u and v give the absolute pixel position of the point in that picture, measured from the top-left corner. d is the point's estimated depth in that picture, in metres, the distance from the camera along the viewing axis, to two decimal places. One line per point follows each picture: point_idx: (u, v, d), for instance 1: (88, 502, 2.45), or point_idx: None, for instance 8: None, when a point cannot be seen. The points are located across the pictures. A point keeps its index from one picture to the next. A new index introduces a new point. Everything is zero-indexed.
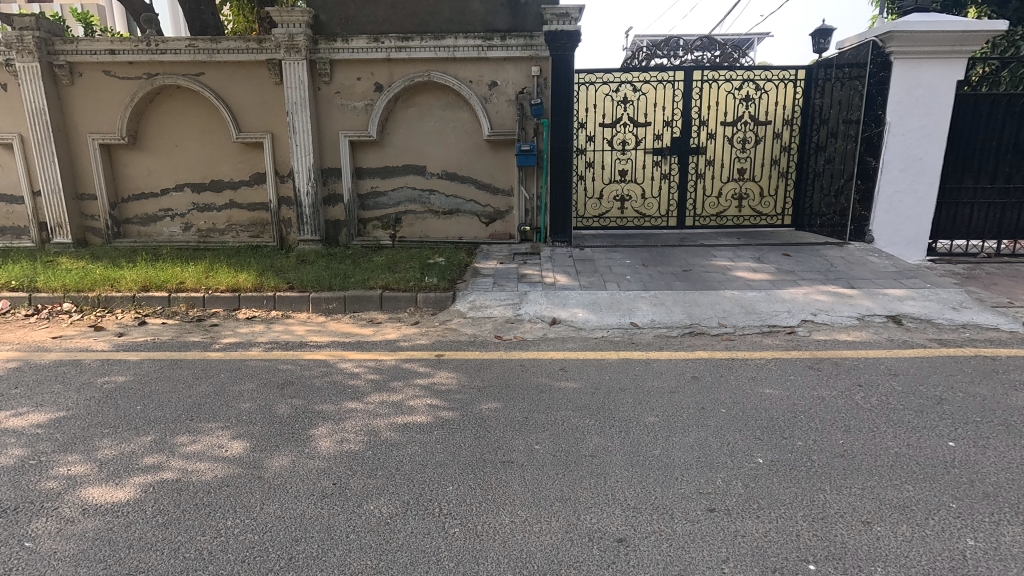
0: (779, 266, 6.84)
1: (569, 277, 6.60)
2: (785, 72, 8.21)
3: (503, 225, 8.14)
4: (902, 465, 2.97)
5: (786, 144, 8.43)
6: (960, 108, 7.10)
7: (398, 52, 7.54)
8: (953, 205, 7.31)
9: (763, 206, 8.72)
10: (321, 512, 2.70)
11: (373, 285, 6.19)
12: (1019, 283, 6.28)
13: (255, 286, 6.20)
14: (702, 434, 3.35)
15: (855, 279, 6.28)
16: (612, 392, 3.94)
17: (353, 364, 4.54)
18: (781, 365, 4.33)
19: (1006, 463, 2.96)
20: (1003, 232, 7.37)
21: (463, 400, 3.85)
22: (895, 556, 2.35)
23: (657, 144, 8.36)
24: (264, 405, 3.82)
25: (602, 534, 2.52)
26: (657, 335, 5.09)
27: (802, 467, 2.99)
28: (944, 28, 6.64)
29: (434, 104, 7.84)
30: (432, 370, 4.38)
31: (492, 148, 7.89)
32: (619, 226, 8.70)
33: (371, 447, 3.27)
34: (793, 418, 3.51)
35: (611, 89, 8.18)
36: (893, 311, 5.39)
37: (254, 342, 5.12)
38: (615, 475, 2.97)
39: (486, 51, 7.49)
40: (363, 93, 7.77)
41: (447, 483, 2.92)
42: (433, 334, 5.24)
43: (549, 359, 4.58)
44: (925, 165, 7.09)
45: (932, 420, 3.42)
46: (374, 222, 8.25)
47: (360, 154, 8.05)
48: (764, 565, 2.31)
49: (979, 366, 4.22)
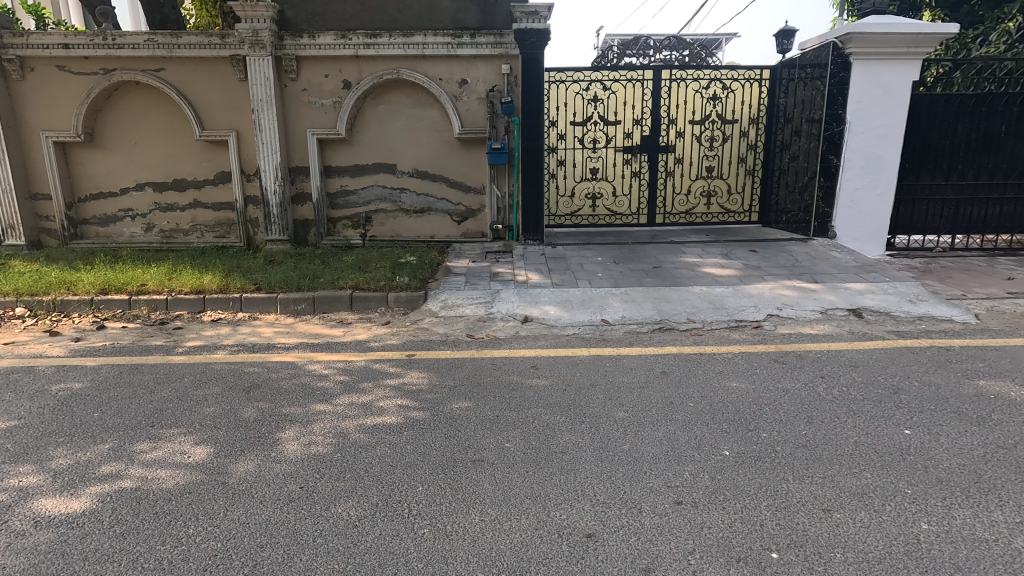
0: (746, 262, 6.98)
1: (541, 275, 6.61)
2: (751, 72, 8.37)
3: (475, 224, 8.12)
4: (861, 454, 3.07)
5: (751, 142, 8.62)
6: (916, 107, 7.35)
7: (367, 49, 7.44)
8: (910, 201, 7.57)
9: (731, 203, 8.86)
10: (288, 517, 2.65)
11: (343, 285, 6.10)
12: (972, 276, 6.54)
13: (220, 287, 6.05)
14: (670, 428, 3.40)
15: (818, 274, 6.46)
16: (583, 388, 3.97)
17: (322, 366, 4.48)
18: (748, 359, 4.42)
19: (959, 450, 3.08)
20: (957, 227, 7.66)
21: (434, 400, 3.83)
22: (854, 542, 2.42)
23: (627, 142, 8.45)
24: (229, 409, 3.73)
25: (572, 531, 2.54)
26: (628, 332, 5.14)
27: (766, 458, 3.06)
28: (900, 29, 6.85)
29: (404, 102, 7.76)
30: (403, 371, 4.34)
31: (463, 146, 7.85)
32: (591, 224, 8.78)
33: (340, 449, 3.23)
34: (758, 411, 3.59)
35: (581, 88, 8.22)
36: (854, 305, 5.55)
37: (219, 344, 5.00)
38: (585, 472, 2.99)
39: (456, 49, 7.45)
40: (331, 91, 7.66)
41: (417, 484, 2.90)
42: (404, 334, 5.20)
43: (521, 357, 4.58)
44: (883, 163, 7.33)
45: (890, 410, 3.54)
46: (344, 222, 8.14)
47: (329, 153, 7.93)
48: (729, 556, 2.36)
49: (934, 356, 4.38)
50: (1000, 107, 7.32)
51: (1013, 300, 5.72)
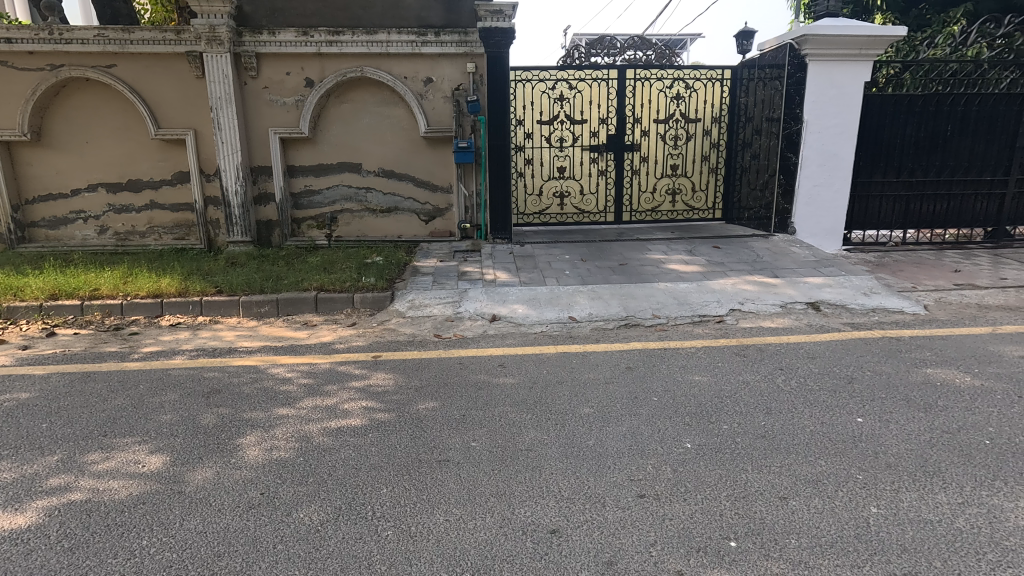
0: (709, 258, 7.12)
1: (509, 273, 6.62)
2: (713, 72, 8.52)
3: (442, 223, 8.08)
4: (817, 442, 3.17)
5: (714, 141, 8.78)
6: (869, 107, 7.61)
7: (329, 46, 7.32)
8: (864, 197, 7.85)
9: (696, 201, 9.00)
10: (247, 524, 2.59)
11: (308, 286, 5.99)
12: (922, 269, 6.82)
13: (179, 290, 5.87)
14: (634, 423, 3.45)
15: (778, 268, 6.64)
16: (550, 385, 4.00)
17: (285, 369, 4.39)
18: (710, 353, 4.51)
19: (906, 435, 3.21)
20: (908, 223, 7.98)
21: (400, 401, 3.80)
22: (808, 528, 2.49)
23: (594, 141, 8.52)
24: (187, 416, 3.62)
25: (536, 527, 2.55)
26: (595, 328, 5.20)
27: (725, 450, 3.13)
28: (852, 32, 7.10)
29: (368, 100, 7.66)
30: (368, 372, 4.29)
31: (429, 145, 7.79)
32: (559, 222, 8.85)
33: (303, 453, 3.18)
34: (719, 403, 3.67)
35: (547, 87, 8.27)
36: (812, 299, 5.72)
37: (178, 349, 4.86)
38: (550, 468, 3.01)
39: (421, 47, 7.39)
40: (293, 89, 7.51)
41: (381, 486, 2.88)
42: (371, 335, 5.14)
43: (488, 356, 4.57)
44: (839, 160, 7.57)
45: (844, 399, 3.67)
46: (309, 222, 8.00)
47: (292, 152, 7.78)
48: (689, 546, 2.41)
49: (886, 347, 4.55)
50: (945, 107, 7.63)
51: (959, 291, 5.99)
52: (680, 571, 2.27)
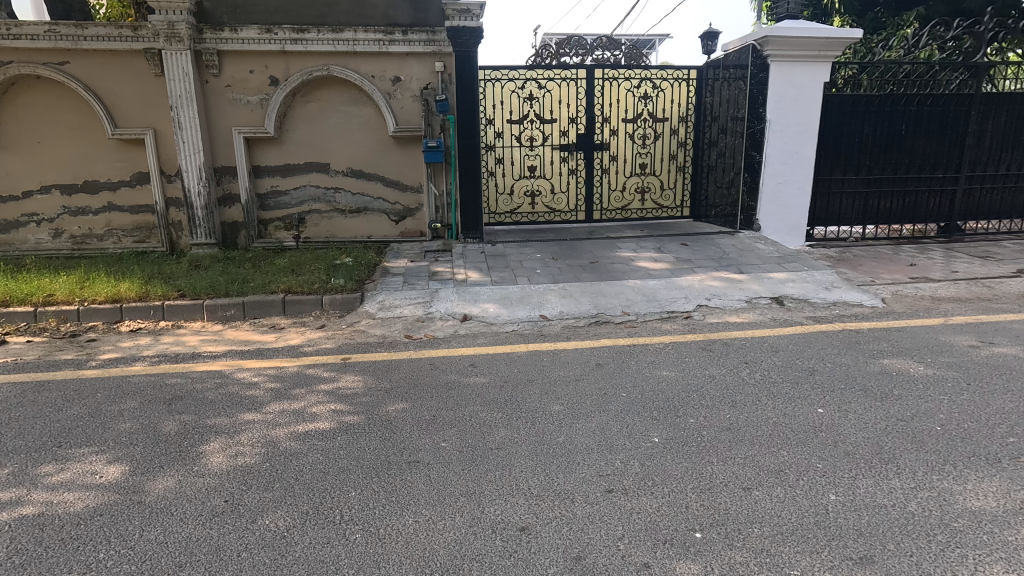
0: (677, 255, 7.23)
1: (481, 273, 6.61)
2: (679, 72, 8.59)
3: (413, 223, 8.02)
4: (780, 432, 3.26)
5: (682, 140, 8.88)
6: (829, 107, 7.83)
7: (294, 44, 7.20)
8: (826, 194, 8.09)
9: (665, 199, 9.12)
10: (210, 533, 2.53)
11: (275, 289, 5.87)
12: (880, 263, 7.06)
13: (139, 295, 5.69)
14: (603, 419, 3.49)
15: (744, 264, 6.79)
16: (520, 383, 4.02)
17: (251, 373, 4.30)
18: (678, 348, 4.59)
19: (864, 424, 3.32)
20: (867, 219, 8.25)
21: (369, 403, 3.76)
22: (770, 516, 2.56)
23: (564, 140, 8.58)
24: (147, 424, 3.51)
25: (505, 525, 2.56)
26: (566, 326, 5.24)
27: (692, 443, 3.19)
28: (811, 34, 7.30)
29: (335, 99, 7.56)
30: (337, 375, 4.23)
31: (398, 144, 7.72)
32: (531, 221, 8.88)
33: (269, 458, 3.12)
34: (687, 397, 3.74)
35: (516, 86, 8.30)
36: (776, 293, 5.87)
37: (138, 356, 4.71)
38: (519, 466, 3.02)
39: (388, 46, 7.32)
40: (257, 87, 7.36)
41: (350, 489, 2.84)
42: (340, 337, 5.07)
43: (458, 356, 4.56)
44: (800, 158, 7.78)
45: (806, 390, 3.78)
46: (276, 223, 7.86)
47: (257, 152, 7.62)
48: (656, 538, 2.45)
49: (846, 339, 4.70)
50: (900, 107, 7.91)
51: (914, 284, 6.23)
52: (647, 564, 2.31)
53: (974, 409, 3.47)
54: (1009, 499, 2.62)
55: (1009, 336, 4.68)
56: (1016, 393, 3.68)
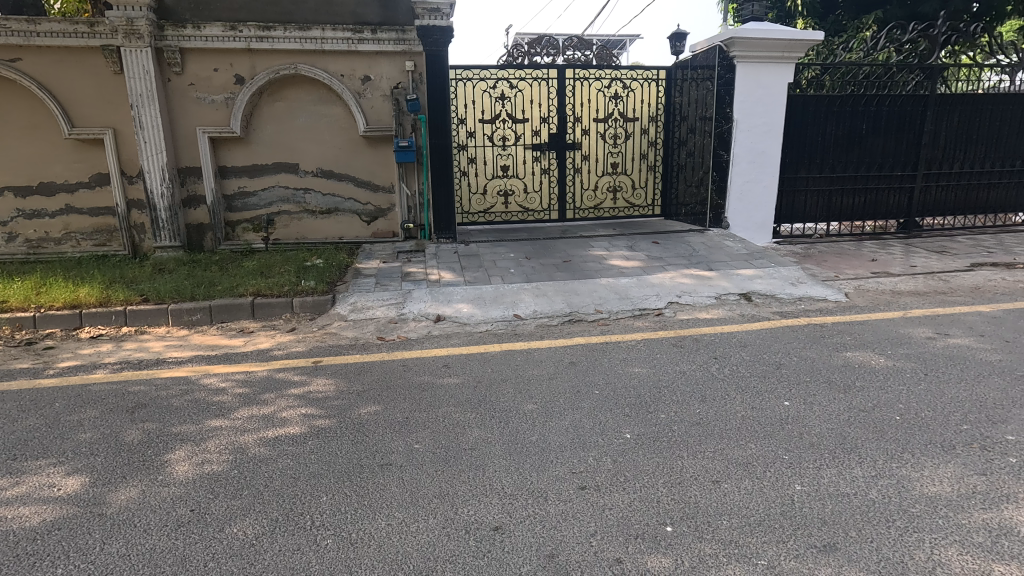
0: (649, 253, 7.33)
1: (454, 273, 6.59)
2: (648, 73, 8.64)
3: (385, 224, 7.94)
4: (748, 425, 3.34)
5: (652, 139, 9.00)
6: (793, 107, 8.03)
7: (260, 42, 7.06)
8: (791, 192, 8.29)
9: (636, 198, 9.23)
10: (176, 544, 2.47)
11: (243, 292, 5.75)
12: (844, 259, 7.27)
13: (100, 300, 5.51)
14: (576, 416, 3.51)
15: (713, 262, 6.92)
16: (494, 383, 4.02)
17: (218, 379, 4.20)
18: (649, 345, 4.65)
19: (828, 415, 3.42)
20: (830, 216, 8.50)
21: (340, 406, 3.71)
22: (738, 508, 2.62)
23: (536, 140, 8.61)
24: (109, 433, 3.40)
25: (478, 525, 2.56)
26: (539, 325, 5.26)
27: (663, 438, 3.24)
28: (776, 35, 7.47)
29: (304, 99, 7.43)
30: (308, 378, 4.17)
31: (369, 144, 7.64)
32: (504, 220, 8.90)
33: (237, 465, 3.05)
34: (658, 393, 3.80)
35: (488, 86, 8.29)
36: (744, 290, 5.99)
37: (100, 363, 4.56)
38: (493, 466, 3.02)
39: (357, 44, 7.24)
40: (222, 86, 7.19)
41: (321, 494, 2.81)
42: (311, 340, 4.99)
43: (432, 357, 4.54)
44: (767, 157, 7.96)
45: (772, 383, 3.88)
46: (244, 225, 7.70)
47: (223, 152, 7.45)
48: (628, 534, 2.48)
49: (811, 333, 4.84)
50: (861, 107, 8.15)
51: (875, 279, 6.43)
52: (618, 559, 2.33)
53: (932, 398, 3.60)
54: (963, 484, 2.74)
55: (963, 327, 4.87)
56: (969, 381, 3.84)
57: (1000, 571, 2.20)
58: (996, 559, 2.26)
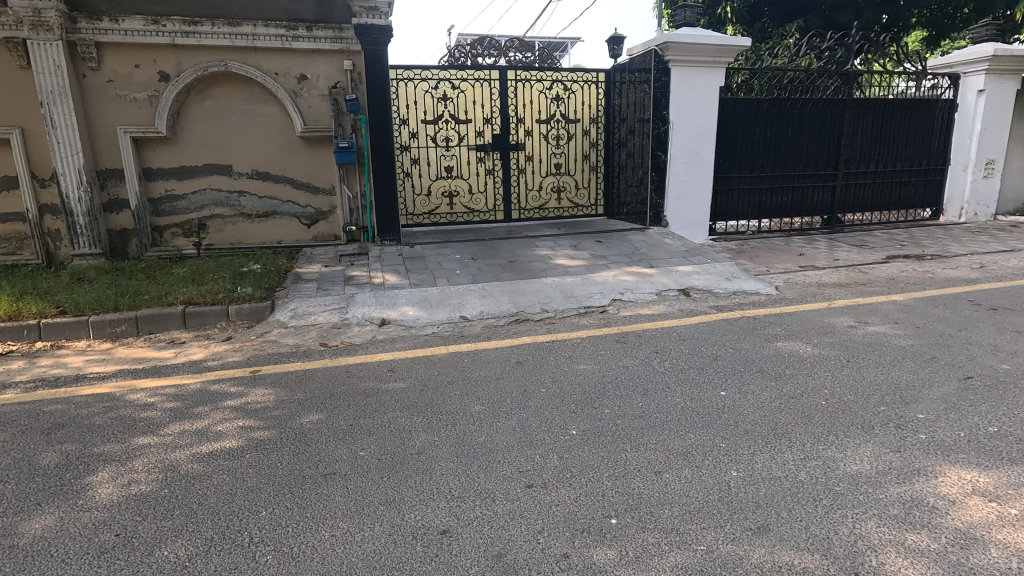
0: (592, 252, 7.47)
1: (399, 275, 6.49)
2: (589, 74, 8.82)
3: (326, 226, 7.72)
4: (687, 416, 3.46)
5: (594, 140, 9.18)
6: (725, 110, 8.40)
7: (185, 37, 6.73)
8: (725, 191, 8.67)
9: (580, 198, 9.40)
10: (99, 573, 2.31)
11: (173, 300, 5.45)
12: (774, 254, 7.66)
13: (10, 314, 5.08)
14: (523, 415, 3.54)
15: (654, 259, 7.14)
16: (440, 386, 3.98)
17: (146, 394, 3.95)
18: (594, 342, 4.74)
19: (761, 403, 3.60)
20: (762, 213, 8.93)
21: (280, 417, 3.57)
22: (678, 496, 2.71)
23: (479, 141, 8.61)
24: (21, 458, 3.14)
25: (426, 530, 2.53)
26: (486, 326, 5.26)
27: (607, 433, 3.31)
28: (706, 41, 7.78)
29: (235, 98, 7.12)
30: (245, 390, 3.99)
31: (307, 145, 7.40)
32: (449, 221, 8.87)
33: (167, 484, 2.89)
34: (602, 389, 3.88)
35: (430, 86, 8.23)
36: (683, 286, 6.21)
37: (10, 382, 4.20)
38: (440, 469, 2.99)
39: (291, 42, 7.00)
40: (144, 83, 6.80)
41: (260, 509, 2.69)
42: (249, 349, 4.79)
43: (377, 361, 4.46)
44: (702, 158, 8.28)
45: (710, 374, 4.05)
46: (173, 229, 7.31)
47: (148, 153, 7.04)
48: (574, 528, 2.52)
49: (745, 325, 5.07)
50: (787, 110, 8.61)
51: (803, 273, 6.81)
52: (565, 554, 2.37)
53: (853, 383, 3.86)
54: (881, 461, 2.94)
55: (880, 316, 5.25)
56: (885, 365, 4.14)
57: (912, 540, 2.38)
58: (909, 528, 2.45)
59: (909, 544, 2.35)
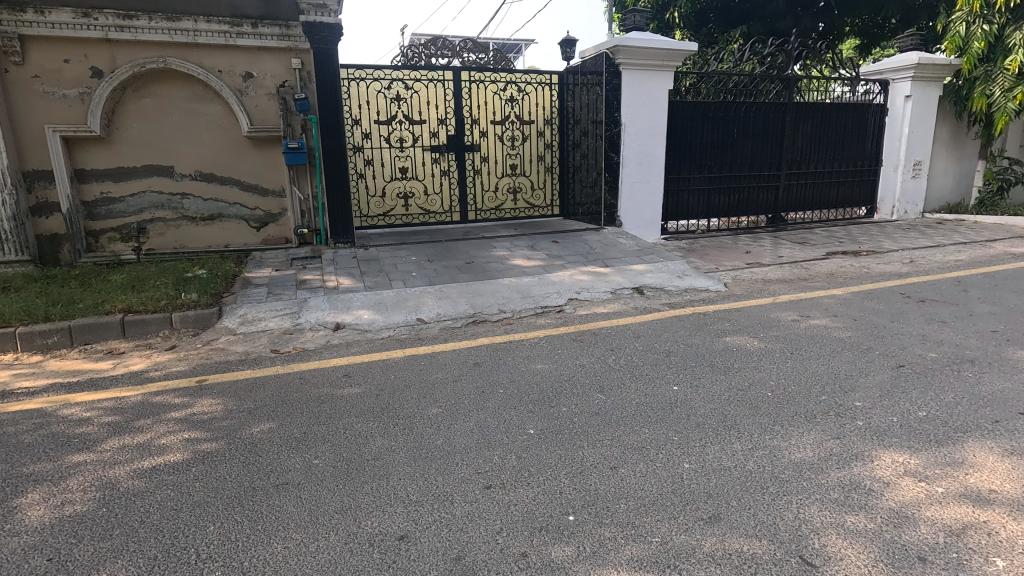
0: (548, 252, 7.54)
1: (353, 279, 6.37)
2: (542, 76, 8.93)
3: (276, 229, 7.49)
4: (642, 411, 3.54)
5: (548, 141, 9.27)
6: (674, 113, 8.63)
7: (120, 31, 6.40)
8: (676, 192, 8.92)
9: (536, 198, 9.48)
10: None
11: (111, 309, 5.16)
12: (723, 252, 7.93)
13: None
14: (481, 417, 3.53)
15: (609, 259, 7.26)
16: (397, 390, 3.92)
17: (81, 409, 3.73)
18: (551, 341, 4.78)
19: (711, 397, 3.72)
20: (711, 212, 9.24)
21: (229, 427, 3.45)
22: (634, 490, 2.77)
23: (434, 142, 8.55)
24: None
25: (384, 536, 2.49)
26: (443, 328, 5.23)
27: (564, 431, 3.34)
28: (656, 45, 7.96)
29: (176, 96, 6.82)
30: (191, 400, 3.82)
31: (254, 146, 7.16)
32: (405, 223, 8.78)
33: (105, 503, 2.74)
34: (560, 387, 3.92)
35: (382, 86, 8.11)
36: (637, 284, 6.35)
37: None
38: (398, 474, 2.95)
39: (236, 39, 6.78)
40: (75, 79, 6.43)
41: (208, 524, 2.59)
42: (194, 358, 4.59)
43: (332, 366, 4.36)
44: (653, 159, 8.49)
45: (663, 370, 4.15)
46: (110, 234, 6.94)
47: (81, 153, 6.66)
48: (533, 527, 2.53)
49: (697, 322, 5.22)
50: (733, 113, 8.92)
51: (750, 270, 7.08)
52: (524, 553, 2.38)
53: (796, 374, 4.04)
54: (823, 448, 3.09)
55: (821, 310, 5.51)
56: (826, 357, 4.35)
57: (851, 521, 2.51)
58: (848, 511, 2.58)
59: (848, 526, 2.48)
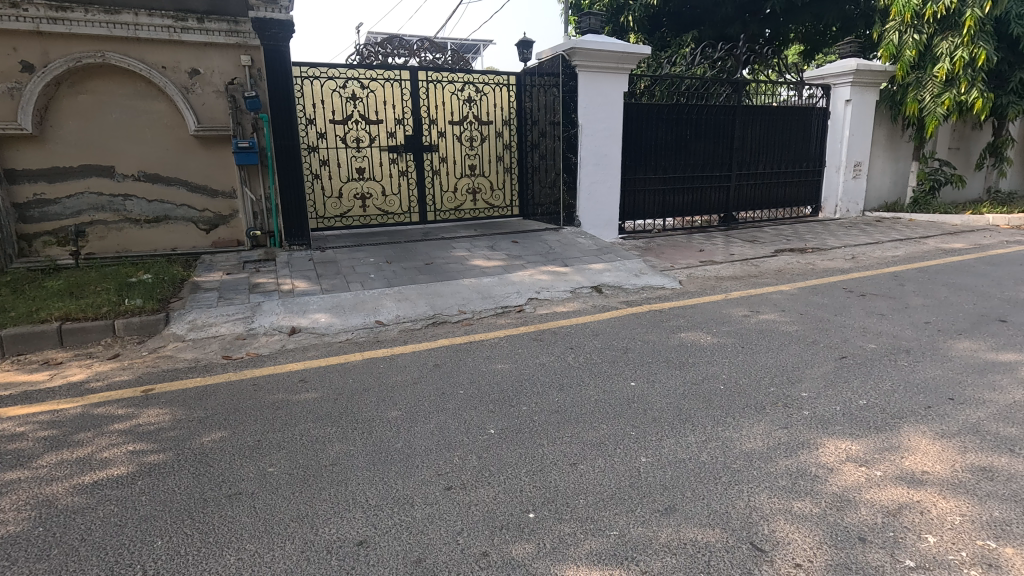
0: (508, 252, 7.56)
1: (309, 281, 6.22)
2: (499, 77, 8.87)
3: (227, 231, 7.24)
4: (600, 408, 3.61)
5: (507, 142, 9.27)
6: (630, 115, 8.81)
7: (53, 24, 6.06)
8: (633, 192, 9.11)
9: (495, 199, 9.50)
10: None
11: (47, 317, 4.88)
12: (678, 251, 8.14)
13: None
14: (442, 418, 3.52)
15: (568, 258, 7.35)
16: (355, 394, 3.86)
17: (14, 423, 3.51)
18: (511, 341, 4.81)
19: (667, 391, 3.82)
20: (666, 212, 9.48)
21: (177, 437, 3.32)
22: (592, 485, 2.82)
23: (391, 142, 8.46)
24: None
25: (342, 543, 2.45)
26: (403, 330, 5.18)
27: (524, 429, 3.37)
28: (610, 47, 8.11)
29: (116, 92, 6.50)
30: (136, 411, 3.66)
31: (201, 145, 6.90)
32: (362, 224, 8.64)
33: (42, 522, 2.59)
34: (520, 386, 3.94)
35: (338, 85, 7.97)
36: (595, 283, 6.45)
37: None
38: (356, 479, 2.91)
39: (180, 34, 6.52)
40: (3, 74, 6.06)
41: (156, 538, 2.49)
42: (140, 366, 4.39)
43: (287, 372, 4.25)
44: (610, 160, 8.64)
45: (621, 366, 4.23)
46: (45, 238, 6.57)
47: (11, 152, 6.26)
48: (493, 526, 2.54)
49: (653, 319, 5.35)
50: (686, 115, 9.18)
51: (704, 267, 7.29)
52: (484, 552, 2.38)
53: (747, 367, 4.19)
54: (771, 437, 3.22)
55: (770, 305, 5.73)
56: (774, 350, 4.53)
57: (798, 507, 2.63)
58: (795, 497, 2.70)
59: (795, 511, 2.60)
